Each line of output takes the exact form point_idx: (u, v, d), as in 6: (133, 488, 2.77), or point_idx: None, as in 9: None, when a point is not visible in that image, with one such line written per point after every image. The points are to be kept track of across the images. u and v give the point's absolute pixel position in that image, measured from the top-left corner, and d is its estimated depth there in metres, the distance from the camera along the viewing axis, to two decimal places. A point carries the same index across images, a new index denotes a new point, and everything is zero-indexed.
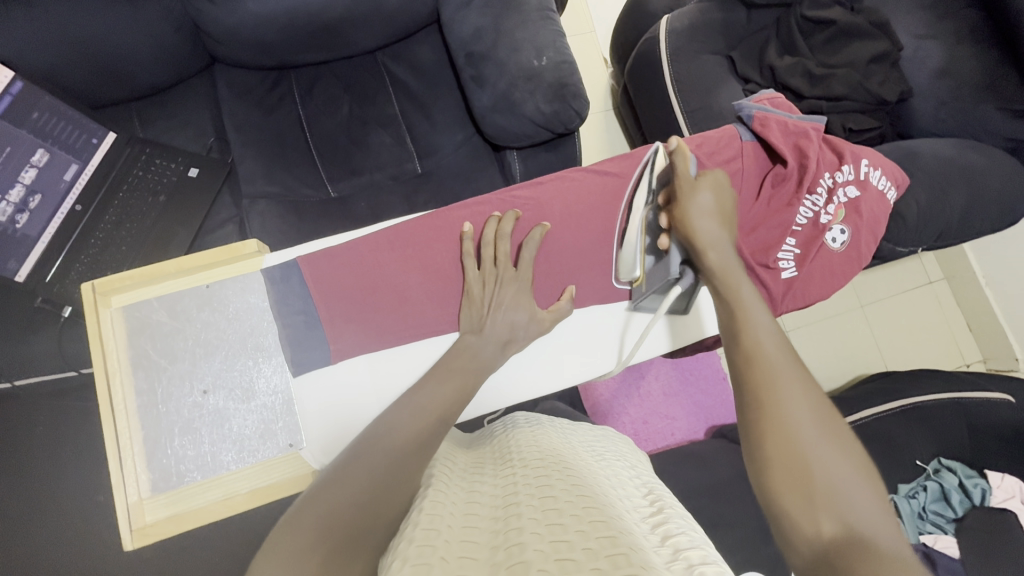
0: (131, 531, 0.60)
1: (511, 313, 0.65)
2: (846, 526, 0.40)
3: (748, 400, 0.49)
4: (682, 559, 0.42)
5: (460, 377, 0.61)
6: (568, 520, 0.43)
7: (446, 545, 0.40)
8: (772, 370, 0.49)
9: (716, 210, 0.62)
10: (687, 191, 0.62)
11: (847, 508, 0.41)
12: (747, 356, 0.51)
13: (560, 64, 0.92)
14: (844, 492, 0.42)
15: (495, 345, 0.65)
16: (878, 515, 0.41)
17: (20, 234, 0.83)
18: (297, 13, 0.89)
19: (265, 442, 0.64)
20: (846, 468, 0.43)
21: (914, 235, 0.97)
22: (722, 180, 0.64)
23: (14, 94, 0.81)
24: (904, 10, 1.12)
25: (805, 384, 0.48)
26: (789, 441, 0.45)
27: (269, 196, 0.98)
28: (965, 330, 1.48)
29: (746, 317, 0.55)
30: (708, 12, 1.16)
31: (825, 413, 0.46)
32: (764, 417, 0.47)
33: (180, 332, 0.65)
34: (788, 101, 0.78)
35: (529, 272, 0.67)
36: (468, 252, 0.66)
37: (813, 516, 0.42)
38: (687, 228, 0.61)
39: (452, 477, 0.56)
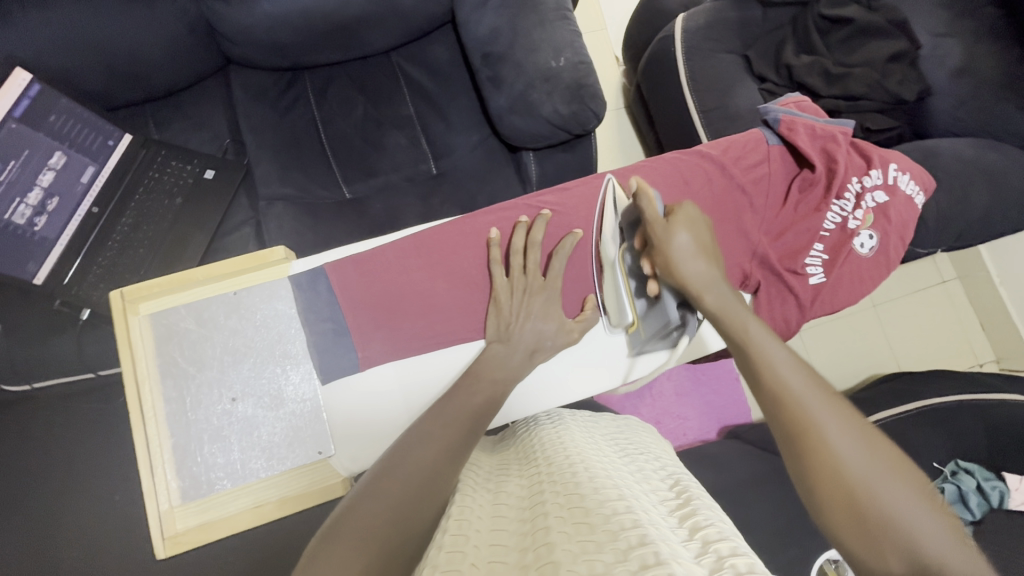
0: (163, 540, 0.61)
1: (538, 322, 0.65)
2: (922, 569, 0.40)
3: (790, 440, 0.47)
4: (711, 553, 0.42)
5: (485, 385, 0.61)
6: (595, 517, 0.44)
7: (476, 550, 0.42)
8: (806, 410, 0.47)
9: (698, 247, 0.59)
10: (663, 236, 0.59)
11: (918, 547, 0.40)
12: (775, 401, 0.49)
13: (578, 65, 0.91)
14: (912, 525, 0.41)
15: (522, 354, 0.64)
16: (951, 548, 0.41)
17: (38, 237, 0.83)
18: (314, 13, 0.88)
19: (293, 449, 0.64)
20: (908, 499, 0.42)
21: (934, 237, 0.97)
22: (693, 214, 0.61)
23: (32, 97, 0.81)
24: (922, 8, 1.10)
25: (844, 417, 0.47)
26: (845, 494, 0.43)
27: (285, 198, 0.97)
28: (978, 330, 1.47)
29: (762, 354, 0.52)
30: (724, 11, 1.15)
31: (872, 442, 0.45)
32: (815, 469, 0.45)
33: (208, 339, 0.65)
34: (814, 105, 0.78)
35: (558, 279, 0.67)
36: (498, 256, 0.66)
37: (886, 565, 0.41)
38: (676, 276, 0.58)
39: (475, 481, 0.57)
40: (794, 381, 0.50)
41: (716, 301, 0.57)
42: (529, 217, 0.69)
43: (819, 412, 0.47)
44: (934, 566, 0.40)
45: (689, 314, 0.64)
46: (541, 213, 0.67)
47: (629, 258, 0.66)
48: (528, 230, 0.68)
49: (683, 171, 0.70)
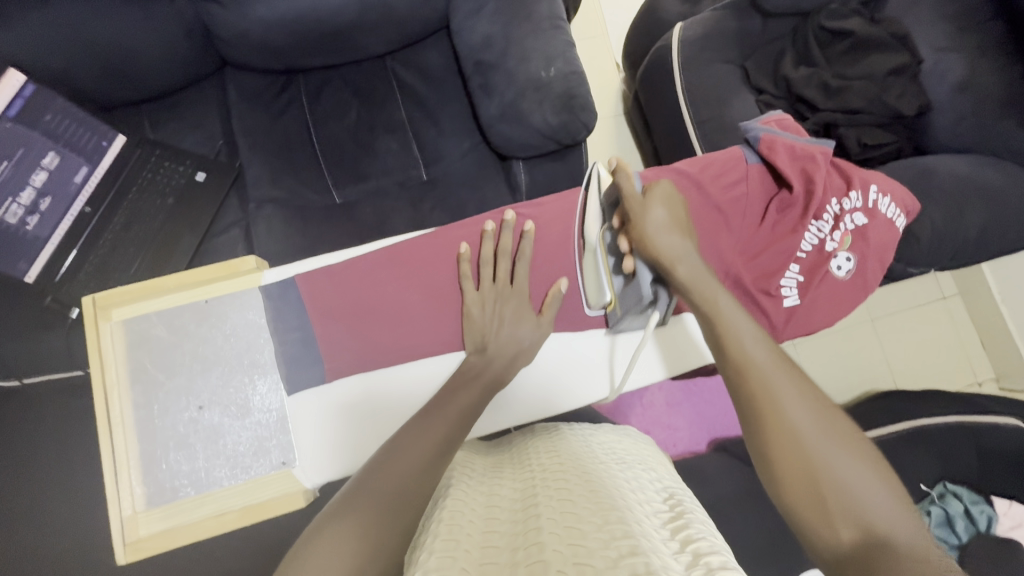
0: (124, 545, 0.62)
1: (513, 329, 0.65)
2: (866, 530, 0.42)
3: (750, 410, 0.50)
4: (702, 565, 0.41)
5: (457, 404, 0.60)
6: (587, 526, 0.44)
7: (466, 556, 0.42)
8: (766, 380, 0.50)
9: (673, 221, 0.60)
10: (638, 210, 0.60)
11: (865, 512, 0.42)
12: (739, 370, 0.52)
13: (568, 74, 0.90)
14: (856, 491, 0.43)
15: (501, 361, 0.65)
16: (895, 511, 0.43)
17: (31, 235, 0.85)
18: (307, 18, 0.89)
19: (259, 458, 0.65)
20: (858, 469, 0.45)
21: (928, 256, 0.95)
22: (670, 192, 0.63)
23: (27, 97, 0.83)
24: (926, 21, 1.08)
25: (801, 390, 0.50)
26: (798, 454, 0.46)
27: (277, 202, 0.98)
28: (978, 348, 1.45)
29: (729, 328, 0.55)
30: (722, 21, 1.14)
31: (826, 414, 0.48)
32: (773, 432, 0.48)
33: (179, 346, 0.67)
34: (797, 123, 0.77)
35: (526, 284, 0.67)
36: (468, 266, 0.66)
37: (831, 524, 0.43)
38: (650, 246, 0.59)
39: (468, 483, 0.57)
40: (759, 355, 0.52)
41: (688, 273, 0.58)
42: (494, 223, 0.69)
43: (781, 383, 0.50)
44: (875, 526, 0.42)
45: (661, 290, 0.64)
46: (506, 217, 0.68)
47: (608, 236, 0.66)
48: (495, 236, 0.68)
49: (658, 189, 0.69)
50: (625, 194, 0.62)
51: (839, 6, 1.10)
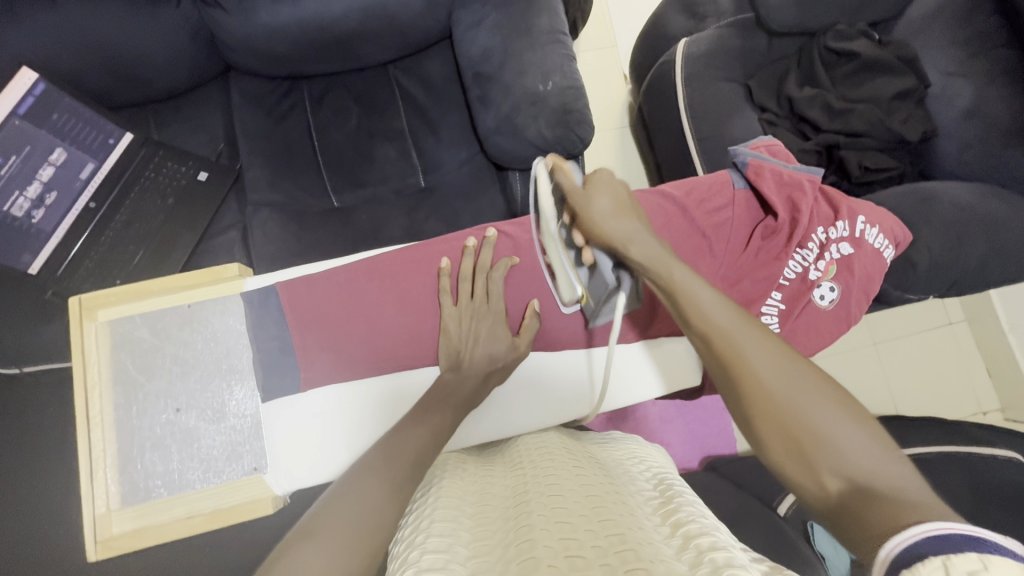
0: (95, 543, 0.63)
1: (487, 347, 0.66)
2: (849, 479, 0.42)
3: (725, 379, 0.51)
4: (693, 548, 0.42)
5: (433, 420, 0.61)
6: (576, 518, 0.45)
7: (457, 557, 0.44)
8: (733, 345, 0.50)
9: (617, 208, 0.61)
10: (581, 201, 0.61)
11: (845, 459, 0.43)
12: (705, 335, 0.52)
13: (566, 89, 0.91)
14: (835, 442, 0.44)
15: (474, 379, 0.65)
16: (872, 450, 0.43)
17: (35, 229, 0.87)
18: (310, 26, 0.90)
19: (231, 464, 0.66)
20: (831, 416, 0.45)
21: (925, 284, 0.94)
22: (608, 179, 0.64)
23: (36, 95, 0.85)
24: (934, 45, 1.07)
25: (764, 344, 0.50)
26: (772, 415, 0.46)
27: (272, 205, 1.00)
28: (983, 377, 1.42)
29: (688, 296, 0.54)
30: (727, 39, 1.14)
31: (790, 365, 0.48)
32: (746, 394, 0.48)
33: (160, 349, 0.68)
34: (787, 149, 0.78)
35: (502, 305, 0.68)
36: (446, 283, 0.68)
37: (818, 478, 0.44)
38: (601, 231, 0.59)
39: (459, 487, 0.59)
40: (721, 320, 0.52)
41: (642, 253, 0.58)
42: (475, 239, 0.70)
43: (748, 347, 0.50)
44: (858, 472, 0.43)
45: (623, 273, 0.61)
46: (486, 235, 0.69)
47: (562, 233, 0.64)
48: (476, 251, 0.69)
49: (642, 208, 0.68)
50: (567, 190, 0.63)
51: (846, 28, 1.09)
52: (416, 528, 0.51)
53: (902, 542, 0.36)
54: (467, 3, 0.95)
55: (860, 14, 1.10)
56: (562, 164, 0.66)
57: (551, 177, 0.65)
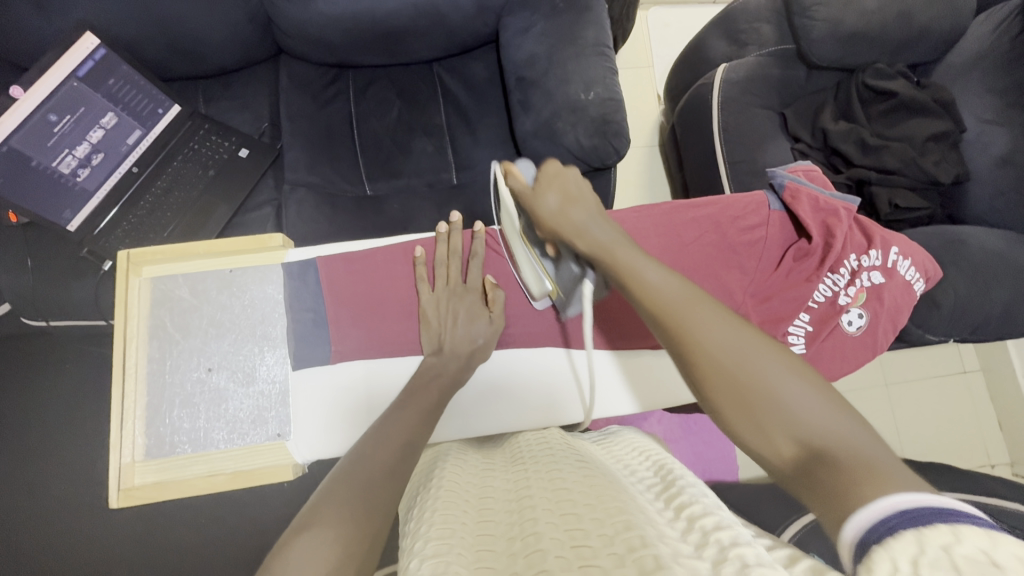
0: (118, 491, 0.64)
1: (466, 326, 0.68)
2: (801, 442, 0.42)
3: (674, 352, 0.49)
4: (697, 529, 0.42)
5: (421, 401, 0.63)
6: (581, 509, 0.45)
7: (461, 543, 0.44)
8: (678, 314, 0.49)
9: (566, 199, 0.62)
10: (532, 201, 0.63)
11: (797, 425, 0.43)
12: (652, 309, 0.51)
13: (606, 100, 0.92)
14: (788, 406, 0.43)
15: (458, 359, 0.67)
16: (823, 408, 0.43)
17: (79, 187, 0.89)
18: (364, 18, 0.93)
19: (256, 428, 0.67)
20: (780, 380, 0.45)
21: (947, 326, 0.93)
22: (560, 172, 0.65)
23: (97, 60, 0.88)
24: (973, 92, 1.08)
25: (711, 313, 0.49)
26: (725, 384, 0.45)
27: (308, 186, 1.02)
28: (994, 430, 1.40)
29: (632, 273, 0.54)
30: (767, 67, 1.15)
31: (738, 330, 0.47)
32: (698, 367, 0.47)
33: (198, 309, 0.70)
34: (824, 176, 0.79)
35: (477, 286, 0.71)
36: (423, 271, 0.70)
37: (771, 443, 0.43)
38: (554, 230, 0.61)
39: (460, 477, 0.58)
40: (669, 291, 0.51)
41: (590, 241, 0.59)
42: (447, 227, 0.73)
43: (696, 315, 0.49)
44: (812, 436, 0.42)
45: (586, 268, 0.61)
46: (450, 221, 0.70)
47: (529, 234, 0.67)
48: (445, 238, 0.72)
49: (675, 224, 0.72)
50: (519, 192, 0.65)
51: (886, 66, 1.11)
52: (420, 520, 0.51)
53: (870, 518, 0.34)
54: (517, 9, 0.98)
55: (901, 55, 1.12)
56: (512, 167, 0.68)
57: (503, 182, 0.67)
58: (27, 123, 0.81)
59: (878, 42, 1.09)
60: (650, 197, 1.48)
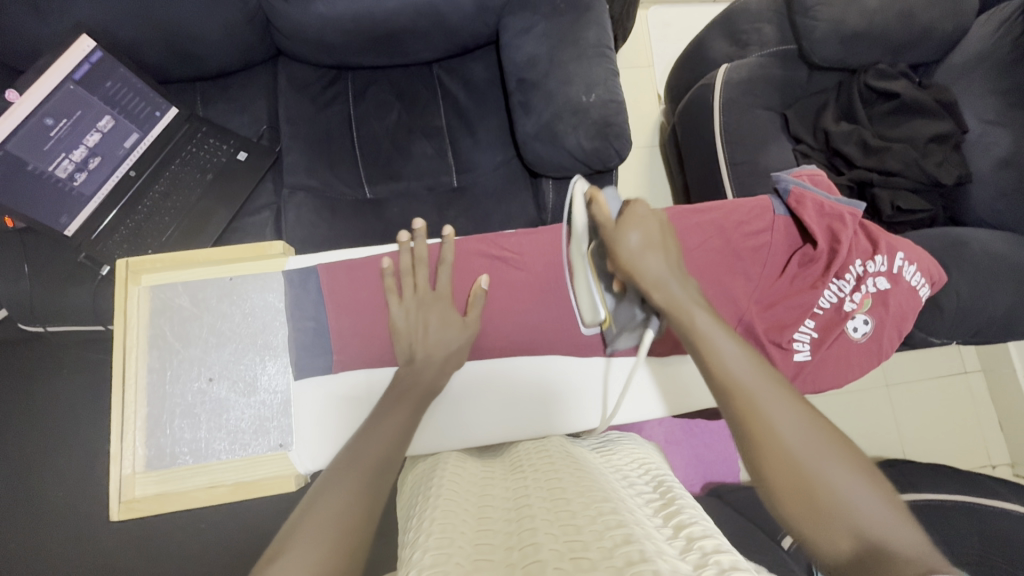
0: (119, 503, 0.64)
1: (439, 333, 0.66)
2: (862, 538, 0.44)
3: (743, 431, 0.50)
4: (696, 550, 0.42)
5: (409, 411, 0.62)
6: (580, 519, 0.44)
7: (460, 552, 0.43)
8: (751, 399, 0.51)
9: (648, 245, 0.61)
10: (613, 236, 0.61)
11: (859, 521, 0.45)
12: (728, 390, 0.52)
13: (608, 102, 0.92)
14: (852, 503, 0.46)
15: (433, 367, 0.66)
16: (880, 507, 0.46)
17: (76, 191, 0.88)
18: (363, 19, 0.92)
19: (258, 438, 0.68)
20: (844, 476, 0.47)
21: (950, 329, 0.93)
22: (642, 212, 0.63)
23: (94, 62, 0.87)
24: (975, 92, 1.08)
25: (783, 400, 0.51)
26: (793, 470, 0.48)
27: (308, 189, 1.01)
28: (995, 430, 1.40)
29: (708, 346, 0.55)
30: (768, 68, 1.15)
31: (807, 420, 0.50)
32: (763, 456, 0.49)
33: (198, 318, 0.70)
34: (828, 180, 0.79)
35: (447, 292, 0.68)
36: (389, 280, 0.68)
37: (831, 537, 0.46)
38: (633, 273, 0.59)
39: (457, 485, 0.58)
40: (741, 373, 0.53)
41: (665, 298, 0.59)
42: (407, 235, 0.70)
43: (768, 404, 0.51)
44: (867, 531, 0.45)
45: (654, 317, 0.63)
46: (414, 227, 0.69)
47: (596, 259, 0.66)
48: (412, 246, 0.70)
49: (680, 230, 0.71)
50: (599, 222, 0.62)
51: (888, 67, 1.10)
52: (418, 527, 0.50)
53: None
54: (518, 10, 0.97)
55: (903, 56, 1.11)
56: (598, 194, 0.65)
57: (586, 207, 0.64)
58: (23, 127, 0.80)
59: (881, 42, 1.08)
60: (651, 198, 1.47)
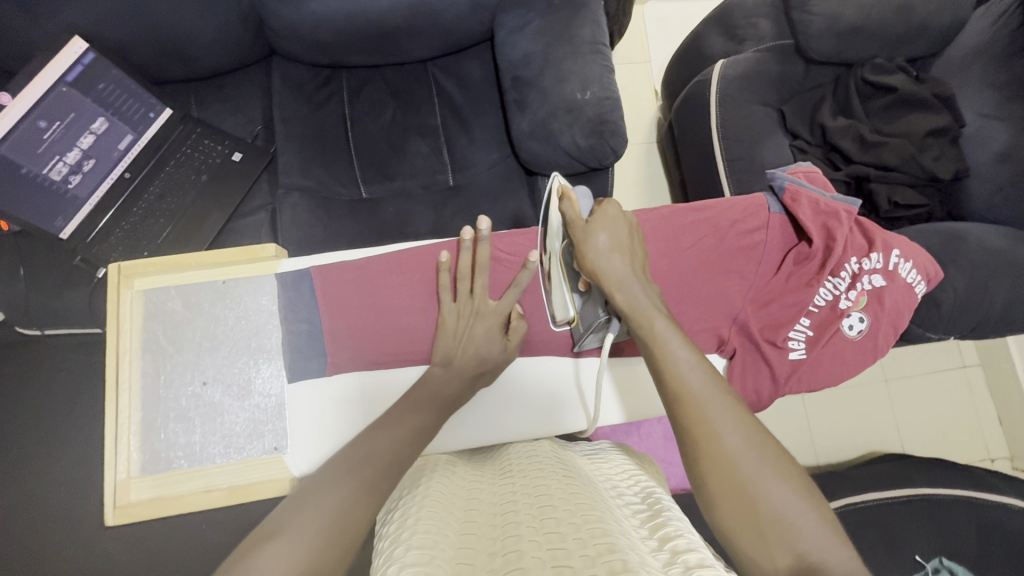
0: (114, 508, 0.64)
1: (480, 346, 0.66)
2: (799, 556, 0.43)
3: (688, 439, 0.50)
4: (679, 563, 0.42)
5: (432, 413, 0.63)
6: (565, 527, 0.45)
7: (442, 554, 0.43)
8: (699, 408, 0.50)
9: (616, 247, 0.62)
10: (582, 237, 0.63)
11: (797, 541, 0.44)
12: (677, 398, 0.52)
13: (603, 100, 0.91)
14: (791, 521, 0.45)
15: (462, 378, 0.66)
16: (819, 528, 0.45)
17: (70, 194, 0.88)
18: (356, 18, 0.91)
19: (252, 441, 0.67)
20: (785, 490, 0.46)
21: (947, 324, 0.93)
22: (614, 214, 0.65)
23: (86, 64, 0.87)
24: (973, 86, 1.07)
25: (731, 410, 0.50)
26: (734, 483, 0.47)
27: (303, 190, 1.01)
28: (993, 423, 1.40)
29: (663, 353, 0.55)
30: (765, 63, 1.14)
31: (753, 434, 0.49)
32: (706, 467, 0.48)
33: (191, 321, 0.70)
34: (825, 177, 0.79)
35: (503, 309, 0.67)
36: (445, 278, 0.67)
37: (768, 553, 0.44)
38: (595, 271, 0.61)
39: (447, 487, 0.58)
40: (693, 380, 0.53)
41: (627, 300, 0.60)
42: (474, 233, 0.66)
43: (717, 414, 0.50)
44: (804, 550, 0.43)
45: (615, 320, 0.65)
46: (476, 230, 0.64)
47: (567, 259, 0.67)
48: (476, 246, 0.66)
49: (674, 229, 0.71)
50: (570, 222, 0.64)
51: (885, 61, 1.09)
52: (402, 525, 0.51)
53: None
54: (513, 8, 0.96)
55: (900, 49, 1.10)
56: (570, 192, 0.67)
57: (558, 205, 0.67)
58: (16, 130, 0.80)
59: (878, 36, 1.07)
60: (648, 195, 1.47)
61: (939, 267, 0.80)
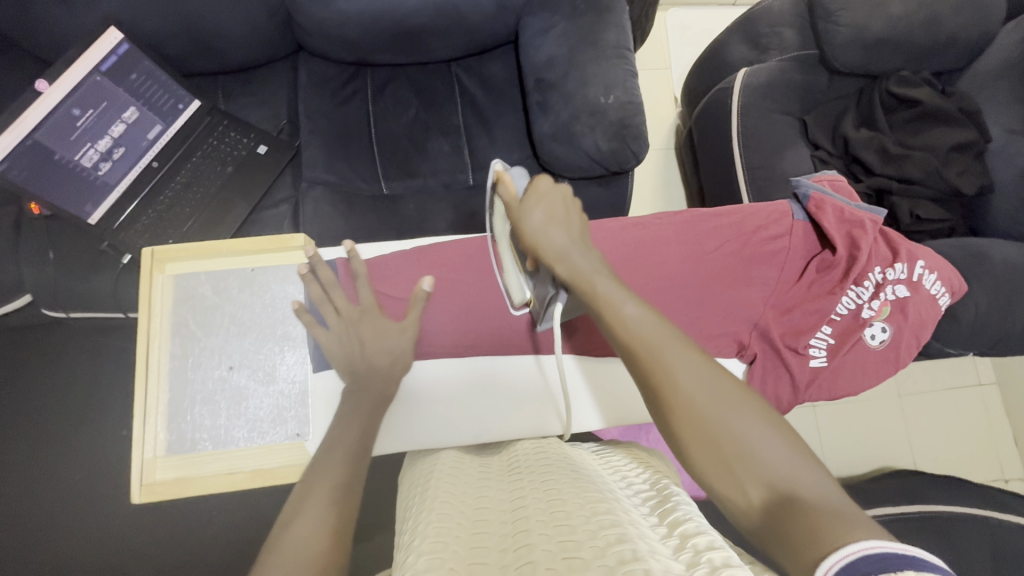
0: (139, 486, 0.65)
1: (378, 343, 0.67)
2: (771, 487, 0.44)
3: (650, 392, 0.49)
4: (689, 548, 0.42)
5: (376, 387, 0.67)
6: (574, 518, 0.45)
7: (455, 556, 0.43)
8: (654, 359, 0.49)
9: (555, 220, 0.55)
10: (517, 212, 0.56)
11: (767, 472, 0.45)
12: (632, 351, 0.50)
13: (626, 104, 0.92)
14: (759, 454, 0.45)
15: (377, 376, 0.67)
16: (787, 456, 0.45)
17: (100, 180, 0.90)
18: (384, 17, 0.93)
19: (275, 427, 0.68)
20: (753, 426, 0.47)
21: (966, 340, 0.92)
22: (546, 186, 0.57)
23: (119, 55, 0.88)
24: (999, 102, 1.06)
25: (686, 355, 0.50)
26: (699, 425, 0.47)
27: (326, 184, 1.03)
28: (1009, 443, 1.38)
29: (612, 310, 0.52)
30: (788, 72, 1.14)
31: (713, 374, 0.49)
32: (673, 415, 0.48)
33: (220, 307, 0.71)
34: (850, 187, 0.79)
35: (372, 302, 0.68)
36: (306, 315, 0.67)
37: (742, 488, 0.45)
38: (537, 247, 0.55)
39: (456, 486, 0.58)
40: (646, 330, 0.51)
41: (569, 268, 0.54)
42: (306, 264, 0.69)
43: (671, 360, 0.49)
44: (778, 481, 0.44)
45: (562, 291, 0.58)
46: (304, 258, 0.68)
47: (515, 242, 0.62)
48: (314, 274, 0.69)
49: (697, 232, 0.71)
50: (506, 199, 0.58)
51: (911, 74, 1.09)
52: (413, 528, 0.51)
53: (843, 556, 0.37)
54: (538, 10, 0.97)
55: (925, 63, 1.10)
56: (506, 174, 0.59)
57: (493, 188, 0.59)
58: (51, 117, 0.82)
59: (904, 49, 1.07)
60: (665, 200, 1.47)
61: (963, 280, 0.80)
